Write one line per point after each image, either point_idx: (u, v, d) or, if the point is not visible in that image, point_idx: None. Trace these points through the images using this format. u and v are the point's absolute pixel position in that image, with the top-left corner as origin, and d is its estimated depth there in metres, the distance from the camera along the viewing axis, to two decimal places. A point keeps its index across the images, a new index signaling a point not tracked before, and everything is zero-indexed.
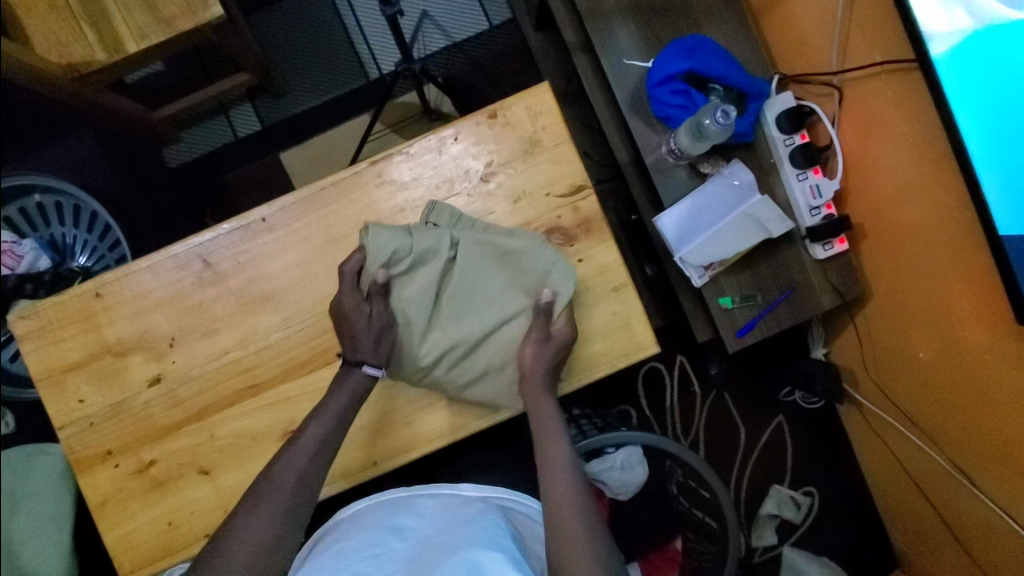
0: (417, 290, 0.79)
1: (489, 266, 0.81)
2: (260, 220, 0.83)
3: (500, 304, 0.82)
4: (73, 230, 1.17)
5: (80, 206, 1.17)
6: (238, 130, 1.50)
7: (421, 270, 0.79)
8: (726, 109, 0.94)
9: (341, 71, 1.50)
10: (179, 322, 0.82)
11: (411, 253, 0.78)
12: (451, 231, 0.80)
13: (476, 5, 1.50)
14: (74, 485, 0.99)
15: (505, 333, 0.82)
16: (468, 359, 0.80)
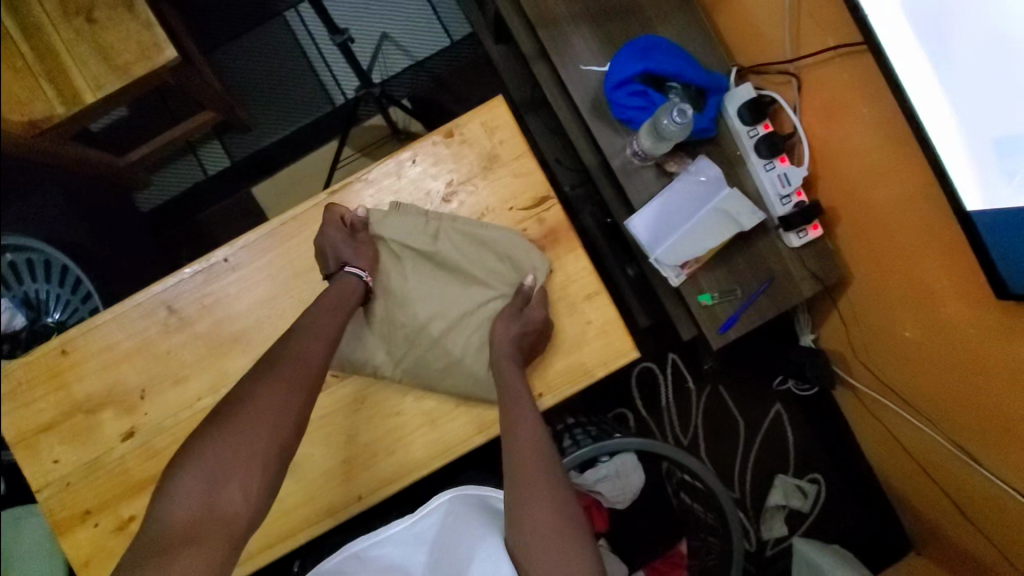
0: (397, 269, 0.83)
1: (461, 258, 0.82)
2: (222, 260, 0.81)
3: (477, 290, 0.83)
4: (45, 286, 1.15)
5: (51, 260, 1.15)
6: (207, 168, 1.50)
7: (399, 245, 0.83)
8: (683, 108, 0.93)
9: (306, 99, 1.50)
10: (148, 372, 0.80)
11: (391, 235, 0.82)
12: (422, 229, 0.82)
13: (435, 22, 1.50)
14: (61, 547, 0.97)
15: (483, 318, 0.83)
16: (444, 346, 0.81)
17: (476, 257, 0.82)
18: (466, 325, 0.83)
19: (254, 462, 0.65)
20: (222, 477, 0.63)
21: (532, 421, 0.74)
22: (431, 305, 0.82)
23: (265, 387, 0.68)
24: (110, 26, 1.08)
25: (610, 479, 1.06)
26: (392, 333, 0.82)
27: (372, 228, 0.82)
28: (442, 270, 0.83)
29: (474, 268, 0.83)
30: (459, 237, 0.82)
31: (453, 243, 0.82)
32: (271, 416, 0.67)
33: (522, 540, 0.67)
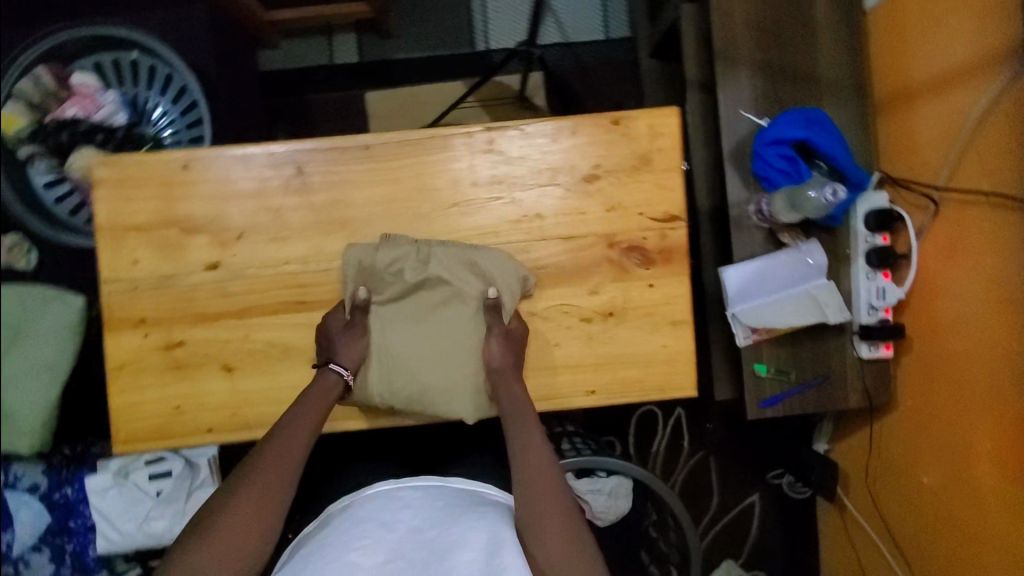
0: (384, 292, 0.80)
1: (458, 284, 0.80)
2: (362, 147, 0.82)
3: (472, 307, 0.81)
4: (158, 97, 1.17)
5: (172, 75, 1.16)
6: (335, 56, 1.51)
7: (395, 279, 0.80)
8: (835, 188, 0.94)
9: (450, 33, 1.52)
10: (253, 219, 0.81)
11: (384, 267, 0.79)
12: (414, 259, 0.80)
13: (599, 16, 1.53)
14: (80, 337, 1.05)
15: (469, 339, 0.81)
16: (437, 373, 0.80)
17: (473, 279, 0.81)
18: (456, 351, 0.81)
19: (254, 522, 0.66)
20: (228, 526, 0.65)
21: (526, 420, 0.77)
22: (422, 339, 0.80)
23: (257, 463, 0.70)
24: None
25: (600, 494, 1.07)
26: (385, 358, 0.80)
27: (367, 264, 0.80)
28: (427, 302, 0.81)
29: (464, 290, 0.81)
30: (446, 259, 0.80)
31: (439, 269, 0.80)
32: (254, 502, 0.67)
33: (527, 514, 0.70)
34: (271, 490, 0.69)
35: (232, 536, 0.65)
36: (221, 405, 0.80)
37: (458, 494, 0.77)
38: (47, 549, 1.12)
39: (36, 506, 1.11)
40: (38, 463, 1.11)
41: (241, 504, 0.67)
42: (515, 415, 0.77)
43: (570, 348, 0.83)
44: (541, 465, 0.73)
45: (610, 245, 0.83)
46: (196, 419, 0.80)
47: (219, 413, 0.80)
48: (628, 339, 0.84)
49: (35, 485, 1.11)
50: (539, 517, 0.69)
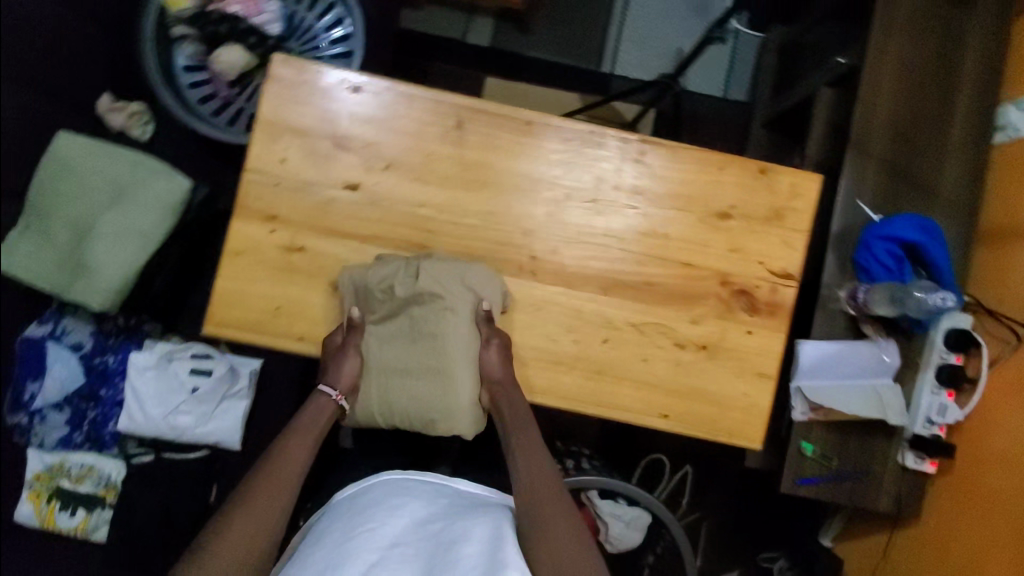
0: (378, 310, 0.80)
1: (448, 298, 0.79)
2: (524, 121, 0.83)
3: (466, 316, 0.80)
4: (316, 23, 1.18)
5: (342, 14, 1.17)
6: (470, 34, 1.57)
7: (389, 303, 0.80)
8: (942, 296, 0.97)
9: (582, 46, 1.58)
10: (403, 155, 0.83)
11: (375, 284, 0.79)
12: (405, 276, 0.79)
13: (722, 74, 1.60)
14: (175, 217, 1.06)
15: (450, 351, 0.79)
16: (428, 387, 0.79)
17: (465, 291, 0.80)
18: (445, 363, 0.79)
19: (263, 523, 0.69)
20: (240, 527, 0.68)
21: (530, 429, 0.79)
22: (405, 364, 0.80)
23: (264, 471, 0.74)
24: None
25: (617, 520, 1.05)
26: (382, 373, 0.81)
27: (361, 285, 0.80)
28: (412, 325, 0.80)
29: (455, 301, 0.79)
30: (432, 277, 0.78)
31: (420, 289, 0.78)
32: (264, 505, 0.71)
33: (527, 524, 0.70)
34: (279, 496, 0.72)
35: (244, 537, 0.67)
36: (319, 318, 0.83)
37: (456, 493, 0.76)
38: (68, 410, 1.12)
39: (73, 365, 1.12)
40: (89, 324, 1.12)
41: (252, 506, 0.70)
42: (517, 425, 0.78)
43: (657, 370, 0.84)
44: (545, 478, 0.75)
45: (722, 283, 0.85)
46: (292, 324, 0.82)
47: (315, 325, 0.82)
48: (714, 378, 0.84)
49: (80, 345, 1.12)
50: (544, 523, 0.69)
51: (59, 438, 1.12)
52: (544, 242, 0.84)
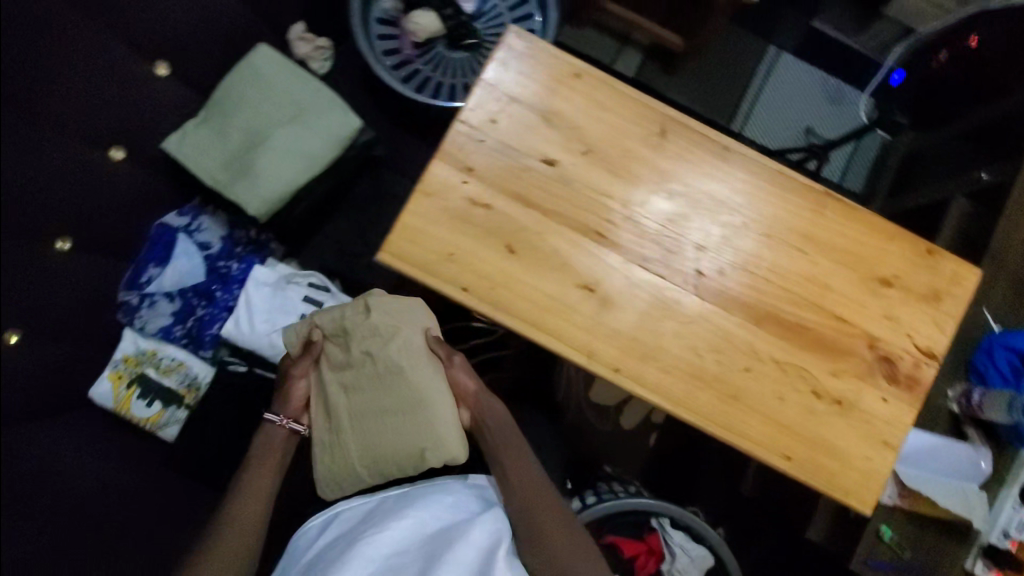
0: (337, 351, 0.99)
1: (396, 332, 0.97)
2: (723, 146, 0.87)
3: (418, 339, 0.99)
4: (507, 19, 1.25)
5: (532, 16, 1.25)
6: (616, 62, 1.62)
7: (350, 346, 0.97)
8: None
9: (720, 101, 1.61)
10: (604, 145, 0.86)
11: (331, 329, 0.99)
12: (352, 321, 0.97)
13: (843, 163, 1.61)
14: (338, 152, 1.10)
15: (414, 386, 0.95)
16: (387, 419, 0.95)
17: (407, 320, 0.99)
18: (399, 395, 0.95)
19: (254, 521, 0.92)
20: (237, 524, 0.91)
21: (515, 441, 1.00)
22: (377, 408, 0.95)
23: (245, 479, 0.95)
24: None
25: (683, 554, 1.04)
26: (342, 413, 0.96)
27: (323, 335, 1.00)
28: (377, 370, 0.95)
29: (401, 327, 0.97)
30: (390, 321, 0.97)
31: (373, 330, 0.97)
32: (253, 506, 0.93)
33: (519, 517, 0.94)
34: (260, 503, 0.94)
35: (247, 533, 0.91)
36: (485, 275, 0.84)
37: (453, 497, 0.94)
38: (178, 301, 1.14)
39: (197, 261, 1.15)
40: (223, 227, 1.16)
41: (252, 509, 0.93)
42: (500, 439, 0.99)
43: (791, 412, 0.85)
44: (530, 479, 0.96)
45: (870, 346, 0.86)
46: (460, 273, 0.83)
47: (480, 281, 0.84)
48: (843, 434, 0.85)
49: (208, 245, 1.16)
50: (535, 522, 0.93)
51: (162, 327, 1.14)
52: (713, 261, 0.86)
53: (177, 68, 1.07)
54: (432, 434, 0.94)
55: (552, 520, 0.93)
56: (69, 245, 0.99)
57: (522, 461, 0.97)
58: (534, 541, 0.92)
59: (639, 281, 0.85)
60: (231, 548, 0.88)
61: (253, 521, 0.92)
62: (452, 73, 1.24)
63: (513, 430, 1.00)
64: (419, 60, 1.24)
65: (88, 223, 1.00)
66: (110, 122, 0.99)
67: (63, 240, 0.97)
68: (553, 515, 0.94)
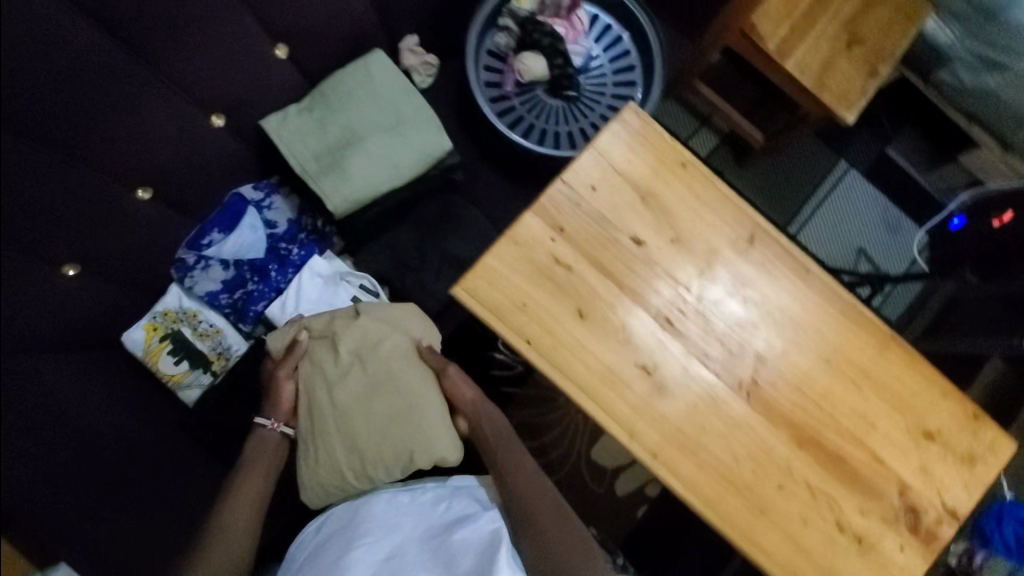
0: (329, 353, 1.03)
1: (384, 334, 1.03)
2: (805, 267, 0.89)
3: (408, 342, 1.05)
4: (609, 84, 1.29)
5: (635, 86, 1.28)
6: (692, 139, 1.65)
7: (340, 350, 1.02)
8: None
9: (783, 202, 1.64)
10: (692, 238, 0.88)
11: (320, 335, 1.05)
12: (343, 325, 1.03)
13: (886, 289, 1.64)
14: (424, 169, 1.12)
15: (405, 387, 1.00)
16: (379, 418, 0.98)
17: (398, 324, 1.06)
18: (388, 395, 0.99)
19: (245, 518, 0.94)
20: (228, 520, 0.92)
21: (515, 450, 1.02)
22: (367, 409, 0.98)
23: (237, 479, 0.97)
24: (847, 63, 1.24)
25: None
26: (333, 417, 0.99)
27: (311, 344, 1.04)
28: (367, 373, 1.00)
29: (392, 332, 1.04)
30: (383, 328, 1.04)
31: (364, 335, 1.03)
32: (246, 504, 0.95)
33: (518, 517, 0.95)
34: (252, 503, 0.96)
35: (242, 534, 0.92)
36: (550, 335, 0.85)
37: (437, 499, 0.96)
38: (231, 270, 1.16)
39: (260, 237, 1.16)
40: (293, 211, 1.18)
41: (242, 510, 0.94)
42: (496, 443, 1.03)
43: (811, 539, 0.85)
44: (529, 480, 0.98)
45: (899, 493, 0.88)
46: (525, 327, 0.85)
47: (543, 339, 0.85)
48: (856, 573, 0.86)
49: (274, 224, 1.17)
50: (534, 522, 0.93)
51: (209, 291, 1.15)
52: (769, 374, 0.87)
53: (294, 52, 1.07)
54: (421, 437, 0.97)
55: (550, 521, 0.94)
56: (149, 195, 1.01)
57: (521, 464, 1.00)
58: (535, 541, 0.92)
59: (694, 376, 0.86)
60: (224, 547, 0.90)
61: (244, 521, 0.93)
62: (546, 119, 1.26)
63: (507, 436, 1.04)
64: (518, 100, 1.25)
65: (172, 179, 1.03)
66: (221, 92, 1.00)
67: (145, 190, 1.00)
68: (552, 518, 0.94)
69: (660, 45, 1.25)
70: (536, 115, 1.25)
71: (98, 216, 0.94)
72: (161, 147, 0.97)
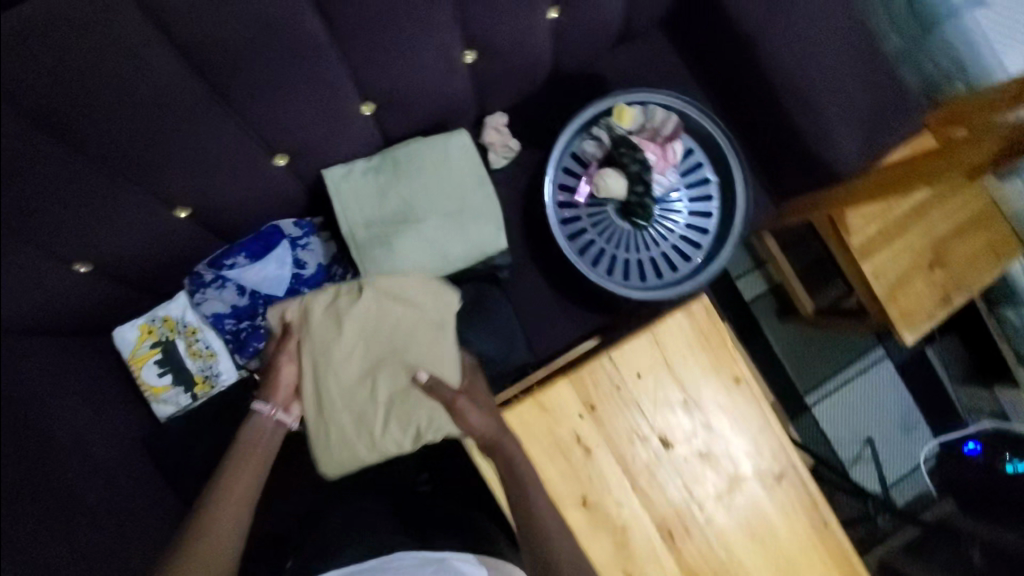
0: (330, 331, 0.91)
1: (394, 309, 0.93)
2: (820, 518, 0.87)
3: (420, 316, 0.94)
4: (681, 227, 1.22)
5: (704, 236, 1.22)
6: (740, 279, 1.60)
7: (343, 329, 0.90)
8: None
9: (809, 368, 1.60)
10: (718, 457, 0.86)
11: (319, 311, 0.91)
12: (350, 301, 0.91)
13: (879, 485, 1.60)
14: (470, 264, 1.07)
15: (410, 360, 0.93)
16: (392, 398, 0.92)
17: (412, 299, 0.94)
18: (398, 372, 0.93)
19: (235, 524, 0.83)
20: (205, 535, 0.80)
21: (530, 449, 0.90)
22: (373, 390, 0.92)
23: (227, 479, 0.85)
24: (922, 283, 1.19)
25: None
26: (340, 398, 0.91)
27: (309, 321, 0.91)
28: (374, 350, 0.93)
29: (403, 306, 0.93)
30: (387, 302, 0.92)
31: (368, 312, 0.92)
32: (232, 509, 0.83)
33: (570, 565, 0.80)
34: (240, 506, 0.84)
35: None
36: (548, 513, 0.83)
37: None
38: (245, 298, 1.09)
39: (285, 274, 1.10)
40: (326, 257, 1.12)
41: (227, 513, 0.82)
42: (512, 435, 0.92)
43: None
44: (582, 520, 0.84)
45: None
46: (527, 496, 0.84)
47: None
48: None
49: (304, 265, 1.11)
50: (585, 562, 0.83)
51: (216, 312, 1.09)
52: None
53: (381, 112, 1.01)
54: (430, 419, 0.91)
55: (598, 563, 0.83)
56: (187, 214, 0.96)
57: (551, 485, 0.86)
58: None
59: None
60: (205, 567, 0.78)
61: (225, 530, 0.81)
62: (604, 244, 1.19)
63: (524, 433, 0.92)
64: (586, 213, 1.19)
65: (216, 205, 0.97)
66: (293, 138, 0.94)
67: (184, 210, 0.94)
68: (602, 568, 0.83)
69: (747, 207, 1.18)
70: (600, 234, 1.19)
71: (126, 228, 0.90)
72: (212, 176, 0.91)
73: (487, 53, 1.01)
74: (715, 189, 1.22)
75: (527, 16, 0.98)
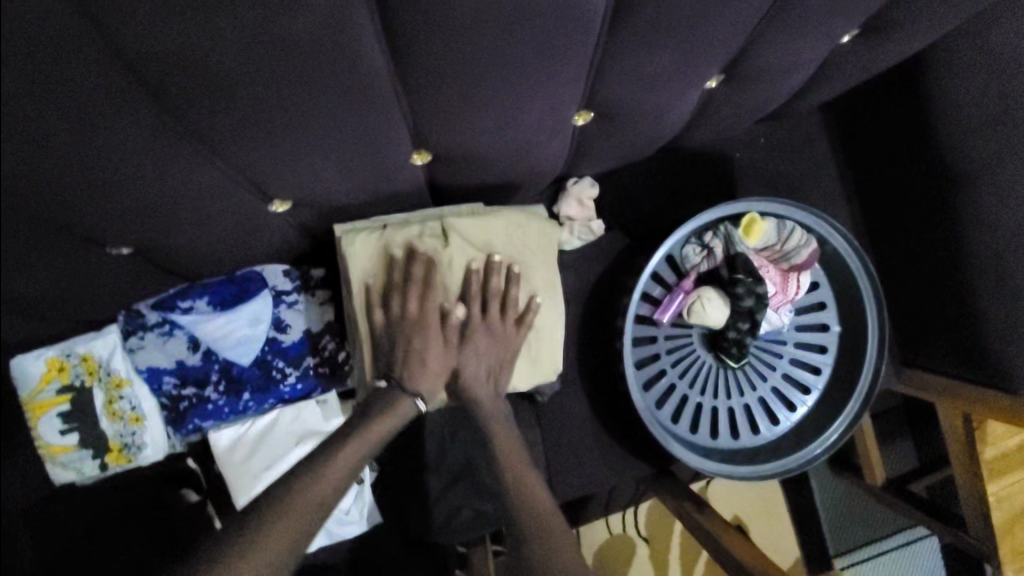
0: (450, 277, 0.74)
1: (485, 252, 0.75)
2: None
3: (511, 258, 0.77)
4: (779, 378, 0.93)
5: (807, 398, 0.94)
6: None
7: (432, 269, 0.72)
8: None
9: (846, 531, 1.33)
10: None
11: (401, 248, 0.72)
12: (439, 237, 0.73)
13: None
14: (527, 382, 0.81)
15: (508, 302, 0.75)
16: (478, 349, 0.75)
17: (502, 237, 0.76)
18: (483, 318, 0.75)
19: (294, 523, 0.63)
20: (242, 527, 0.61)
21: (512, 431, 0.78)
22: (456, 336, 0.74)
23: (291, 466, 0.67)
24: None
25: None
26: (420, 345, 0.72)
27: (386, 255, 0.72)
28: (457, 291, 0.74)
29: (493, 247, 0.76)
30: (512, 248, 0.77)
31: (457, 254, 0.73)
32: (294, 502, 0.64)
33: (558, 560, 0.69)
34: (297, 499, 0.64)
35: None
36: None
37: None
38: (195, 358, 0.80)
39: (257, 337, 0.81)
40: (317, 325, 0.83)
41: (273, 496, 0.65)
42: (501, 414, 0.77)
43: None
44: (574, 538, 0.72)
45: None
46: None
47: None
48: None
49: (285, 328, 0.82)
50: None
51: (153, 366, 0.80)
52: None
53: (438, 163, 0.70)
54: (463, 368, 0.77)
55: None
56: (129, 250, 0.66)
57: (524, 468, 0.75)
58: None
59: None
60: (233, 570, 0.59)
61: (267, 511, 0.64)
62: (671, 384, 0.92)
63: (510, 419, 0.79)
64: (665, 335, 0.91)
65: (175, 248, 0.68)
66: (306, 183, 0.63)
67: (124, 248, 0.65)
68: None
69: (873, 383, 0.91)
70: (674, 366, 0.92)
71: None
72: (162, 213, 0.60)
73: (608, 117, 0.71)
74: (830, 344, 0.94)
75: (679, 83, 0.67)
